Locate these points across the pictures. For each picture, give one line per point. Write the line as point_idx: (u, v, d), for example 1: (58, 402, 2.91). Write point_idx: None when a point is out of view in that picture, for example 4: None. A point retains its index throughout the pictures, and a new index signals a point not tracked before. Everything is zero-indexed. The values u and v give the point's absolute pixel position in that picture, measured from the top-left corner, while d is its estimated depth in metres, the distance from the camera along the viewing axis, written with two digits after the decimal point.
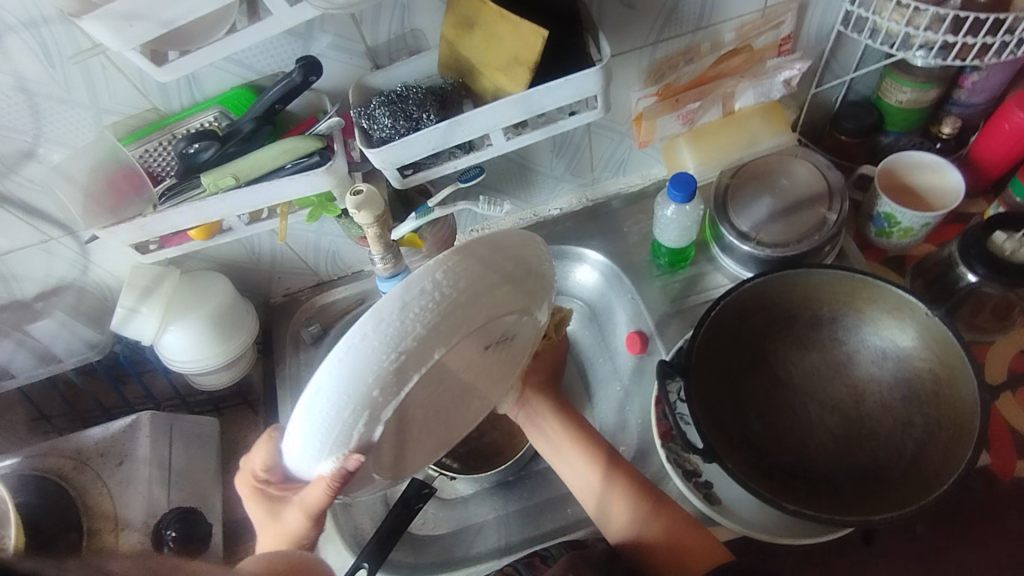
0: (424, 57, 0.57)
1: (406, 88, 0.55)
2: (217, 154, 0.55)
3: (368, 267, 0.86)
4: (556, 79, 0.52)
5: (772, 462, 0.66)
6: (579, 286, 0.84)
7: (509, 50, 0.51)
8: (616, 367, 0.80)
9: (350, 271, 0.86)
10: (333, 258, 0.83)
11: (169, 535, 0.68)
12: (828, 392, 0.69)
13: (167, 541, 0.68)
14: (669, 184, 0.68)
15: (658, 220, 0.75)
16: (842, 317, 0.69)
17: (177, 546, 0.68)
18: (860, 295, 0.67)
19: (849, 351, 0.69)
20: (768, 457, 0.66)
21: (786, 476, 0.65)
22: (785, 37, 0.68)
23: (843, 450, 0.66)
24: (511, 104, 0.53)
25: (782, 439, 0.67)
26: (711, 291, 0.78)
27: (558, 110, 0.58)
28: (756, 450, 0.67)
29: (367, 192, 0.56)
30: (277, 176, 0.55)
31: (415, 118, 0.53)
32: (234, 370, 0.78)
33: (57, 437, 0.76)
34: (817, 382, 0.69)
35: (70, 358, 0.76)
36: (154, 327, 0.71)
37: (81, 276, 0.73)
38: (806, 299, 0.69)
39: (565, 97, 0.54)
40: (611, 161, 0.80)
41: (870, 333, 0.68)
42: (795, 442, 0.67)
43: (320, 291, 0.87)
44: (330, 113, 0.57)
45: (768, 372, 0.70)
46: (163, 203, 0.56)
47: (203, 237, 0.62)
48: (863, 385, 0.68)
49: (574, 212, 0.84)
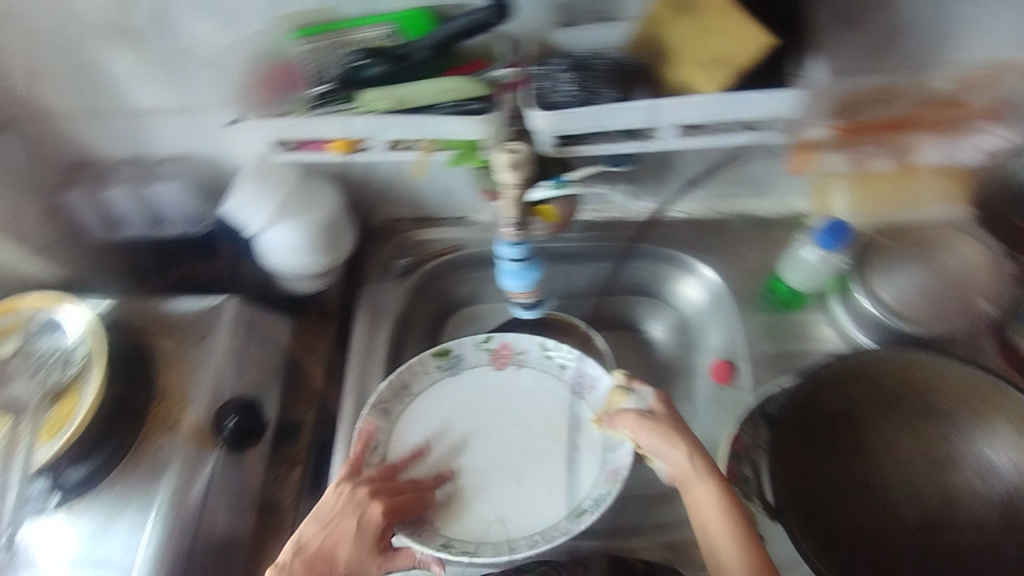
0: (615, 27, 0.53)
1: (592, 56, 0.52)
2: (384, 73, 0.53)
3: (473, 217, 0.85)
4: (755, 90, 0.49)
5: (838, 539, 0.62)
6: (682, 298, 0.81)
7: (718, 46, 0.48)
8: (693, 389, 0.77)
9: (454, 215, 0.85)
10: (444, 198, 0.82)
11: (228, 423, 0.68)
12: (917, 488, 0.64)
13: (225, 428, 0.68)
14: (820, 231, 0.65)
15: (792, 258, 0.70)
16: (958, 417, 0.64)
17: (232, 436, 0.68)
18: (985, 398, 0.62)
19: (954, 454, 0.63)
20: (835, 532, 0.62)
21: (848, 557, 0.61)
22: (997, 100, 0.61)
23: (917, 551, 0.61)
24: (701, 103, 0.50)
25: (854, 519, 0.63)
26: (816, 344, 0.73)
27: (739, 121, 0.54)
28: (825, 522, 0.63)
29: (522, 154, 0.54)
30: (434, 112, 0.54)
31: (597, 91, 0.51)
32: (323, 279, 0.79)
33: (141, 297, 0.78)
34: (909, 474, 0.64)
35: (176, 222, 0.78)
36: (264, 220, 0.71)
37: (209, 150, 0.73)
38: (925, 386, 0.64)
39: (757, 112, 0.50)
40: (752, 180, 0.75)
41: (985, 443, 0.62)
42: (867, 526, 0.63)
43: (420, 226, 0.86)
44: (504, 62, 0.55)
45: (857, 441, 0.66)
46: (315, 108, 0.56)
47: (342, 152, 0.59)
48: (959, 494, 0.63)
49: (695, 220, 0.80)
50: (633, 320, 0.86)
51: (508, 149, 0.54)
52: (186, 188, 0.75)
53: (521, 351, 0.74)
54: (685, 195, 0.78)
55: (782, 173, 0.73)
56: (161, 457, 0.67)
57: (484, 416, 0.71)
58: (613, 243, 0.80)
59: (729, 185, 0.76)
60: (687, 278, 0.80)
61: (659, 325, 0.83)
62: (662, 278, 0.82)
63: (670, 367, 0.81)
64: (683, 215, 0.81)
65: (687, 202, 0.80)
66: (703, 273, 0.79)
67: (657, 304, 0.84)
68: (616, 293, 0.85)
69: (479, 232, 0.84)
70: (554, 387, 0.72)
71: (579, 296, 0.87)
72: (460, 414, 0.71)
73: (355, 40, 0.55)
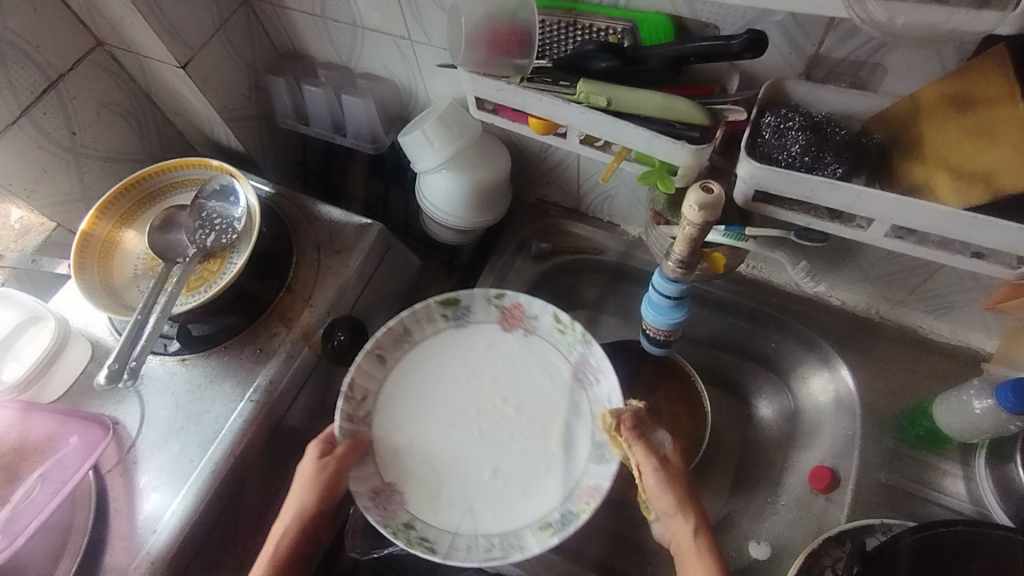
0: (867, 98, 0.49)
1: (829, 123, 0.48)
2: (608, 70, 0.51)
3: (623, 227, 0.83)
4: (1007, 220, 0.42)
5: None
6: (805, 390, 0.76)
7: (984, 162, 0.42)
8: (782, 482, 0.73)
9: (607, 219, 0.83)
10: (604, 200, 0.80)
11: (337, 335, 0.71)
12: None
13: (334, 339, 0.71)
14: (1003, 385, 0.57)
15: (952, 399, 0.64)
16: None
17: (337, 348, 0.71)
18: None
19: None
20: None
21: None
22: None
23: None
24: (935, 213, 0.44)
25: None
26: (941, 494, 0.65)
27: (962, 243, 0.49)
28: None
29: (715, 196, 0.49)
30: (644, 125, 0.51)
31: (821, 161, 0.47)
32: (463, 235, 0.80)
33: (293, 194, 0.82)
34: None
35: (353, 136, 0.81)
36: (431, 163, 0.72)
37: (407, 82, 0.76)
38: None
39: (995, 243, 0.44)
40: (936, 299, 0.68)
41: None
42: None
43: (569, 218, 0.85)
44: (731, 96, 0.51)
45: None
46: (527, 81, 0.54)
47: (538, 131, 0.58)
48: None
49: (854, 314, 0.74)
50: (743, 387, 0.82)
51: (703, 186, 0.50)
52: (372, 108, 0.77)
53: (532, 316, 0.70)
54: (852, 286, 0.72)
55: (974, 304, 0.65)
56: (272, 346, 0.71)
57: (475, 380, 0.68)
58: (757, 306, 0.76)
59: (906, 294, 0.70)
60: (822, 371, 0.74)
61: (771, 404, 0.79)
62: (795, 359, 0.77)
63: (766, 451, 0.77)
64: (842, 305, 0.75)
65: (852, 293, 0.74)
66: (841, 373, 0.72)
67: (778, 382, 0.79)
68: (740, 354, 0.81)
69: (625, 245, 0.82)
70: (558, 364, 0.69)
71: (699, 343, 0.83)
72: (455, 374, 0.69)
73: (589, 27, 0.54)
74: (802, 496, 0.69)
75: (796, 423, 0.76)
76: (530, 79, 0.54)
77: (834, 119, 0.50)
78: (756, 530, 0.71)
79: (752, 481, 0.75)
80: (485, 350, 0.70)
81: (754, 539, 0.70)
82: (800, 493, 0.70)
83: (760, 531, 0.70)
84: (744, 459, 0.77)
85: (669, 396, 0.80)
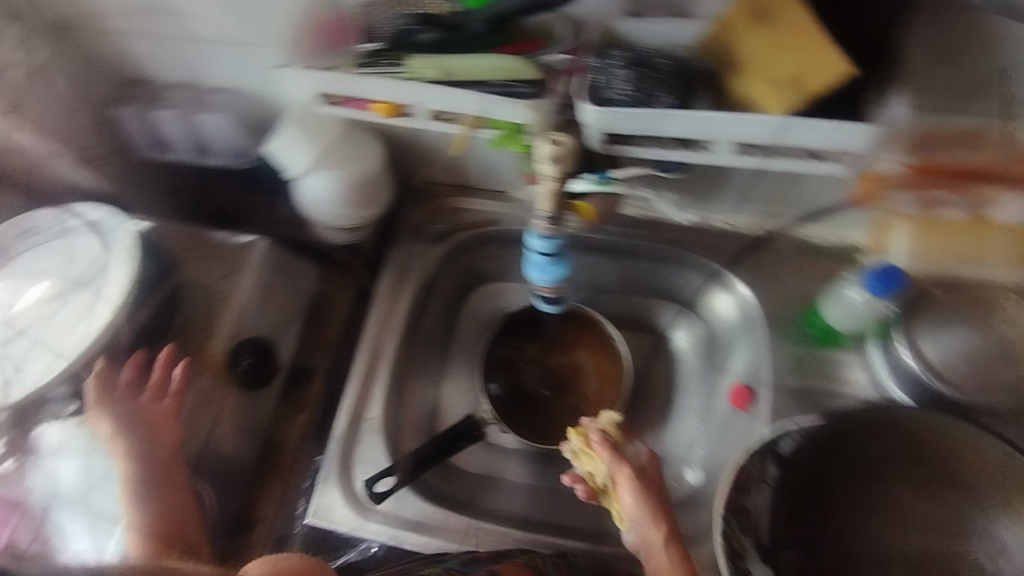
0: (688, 25, 0.49)
1: (655, 57, 0.49)
2: (435, 43, 0.50)
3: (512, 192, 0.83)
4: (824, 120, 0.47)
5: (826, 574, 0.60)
6: (710, 313, 0.78)
7: (789, 67, 0.45)
8: (706, 405, 0.76)
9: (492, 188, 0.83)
10: (485, 170, 0.80)
11: (244, 361, 0.71)
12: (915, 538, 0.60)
13: (241, 365, 0.71)
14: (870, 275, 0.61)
15: (840, 297, 0.67)
16: (984, 493, 0.57)
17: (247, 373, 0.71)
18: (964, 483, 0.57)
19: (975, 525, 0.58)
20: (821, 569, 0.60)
21: None
22: None
23: None
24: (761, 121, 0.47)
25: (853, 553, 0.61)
26: (843, 388, 0.69)
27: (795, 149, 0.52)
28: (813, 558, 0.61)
29: (566, 146, 0.51)
30: (480, 87, 0.51)
31: (652, 96, 0.48)
32: (354, 232, 0.79)
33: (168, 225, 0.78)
34: (928, 528, 0.60)
35: (219, 153, 0.78)
36: (302, 168, 0.70)
37: (258, 87, 0.73)
38: (950, 450, 0.58)
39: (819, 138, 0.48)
40: (810, 207, 0.71)
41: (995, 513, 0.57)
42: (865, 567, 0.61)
43: (460, 194, 0.84)
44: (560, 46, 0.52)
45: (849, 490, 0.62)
46: (362, 68, 0.53)
47: (385, 115, 0.57)
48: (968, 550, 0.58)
49: (741, 235, 0.76)
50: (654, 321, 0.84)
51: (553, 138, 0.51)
52: (231, 120, 0.74)
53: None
54: (735, 209, 0.75)
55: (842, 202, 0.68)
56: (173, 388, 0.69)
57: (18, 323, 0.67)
58: (651, 245, 0.78)
59: (779, 205, 0.73)
60: (727, 296, 0.76)
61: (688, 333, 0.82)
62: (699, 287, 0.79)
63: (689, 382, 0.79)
64: (726, 229, 0.77)
65: (737, 216, 0.76)
66: (738, 288, 0.75)
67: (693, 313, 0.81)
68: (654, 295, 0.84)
69: (518, 210, 0.82)
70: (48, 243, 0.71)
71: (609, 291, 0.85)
72: None
73: None
74: (724, 419, 0.72)
75: (710, 348, 0.79)
76: (367, 60, 0.53)
77: (662, 52, 0.50)
78: (690, 461, 0.74)
79: (676, 411, 0.79)
80: (41, 266, 0.70)
81: (688, 467, 0.74)
82: (722, 417, 0.73)
83: (693, 457, 0.74)
84: (665, 390, 0.81)
85: (589, 349, 0.83)
